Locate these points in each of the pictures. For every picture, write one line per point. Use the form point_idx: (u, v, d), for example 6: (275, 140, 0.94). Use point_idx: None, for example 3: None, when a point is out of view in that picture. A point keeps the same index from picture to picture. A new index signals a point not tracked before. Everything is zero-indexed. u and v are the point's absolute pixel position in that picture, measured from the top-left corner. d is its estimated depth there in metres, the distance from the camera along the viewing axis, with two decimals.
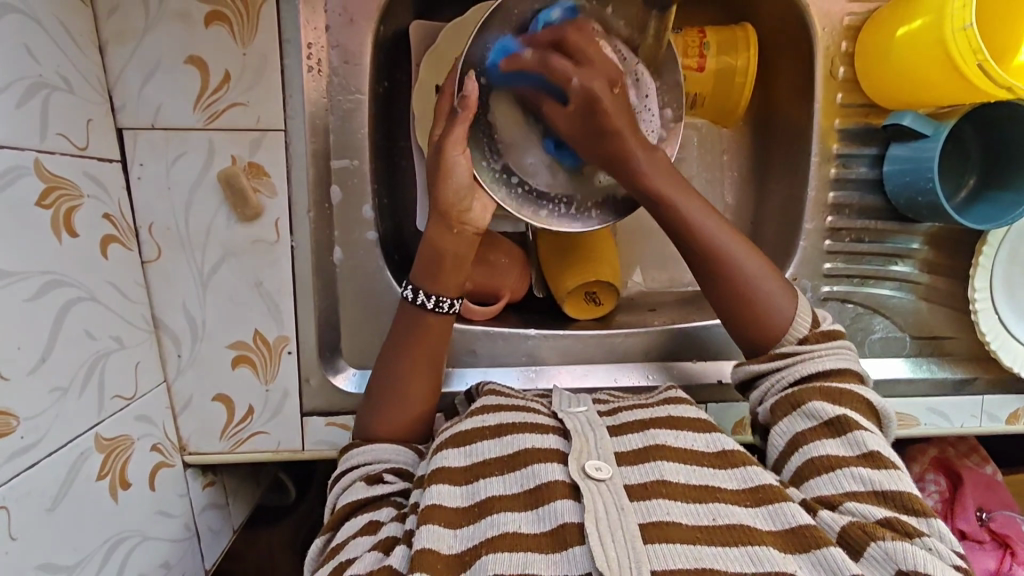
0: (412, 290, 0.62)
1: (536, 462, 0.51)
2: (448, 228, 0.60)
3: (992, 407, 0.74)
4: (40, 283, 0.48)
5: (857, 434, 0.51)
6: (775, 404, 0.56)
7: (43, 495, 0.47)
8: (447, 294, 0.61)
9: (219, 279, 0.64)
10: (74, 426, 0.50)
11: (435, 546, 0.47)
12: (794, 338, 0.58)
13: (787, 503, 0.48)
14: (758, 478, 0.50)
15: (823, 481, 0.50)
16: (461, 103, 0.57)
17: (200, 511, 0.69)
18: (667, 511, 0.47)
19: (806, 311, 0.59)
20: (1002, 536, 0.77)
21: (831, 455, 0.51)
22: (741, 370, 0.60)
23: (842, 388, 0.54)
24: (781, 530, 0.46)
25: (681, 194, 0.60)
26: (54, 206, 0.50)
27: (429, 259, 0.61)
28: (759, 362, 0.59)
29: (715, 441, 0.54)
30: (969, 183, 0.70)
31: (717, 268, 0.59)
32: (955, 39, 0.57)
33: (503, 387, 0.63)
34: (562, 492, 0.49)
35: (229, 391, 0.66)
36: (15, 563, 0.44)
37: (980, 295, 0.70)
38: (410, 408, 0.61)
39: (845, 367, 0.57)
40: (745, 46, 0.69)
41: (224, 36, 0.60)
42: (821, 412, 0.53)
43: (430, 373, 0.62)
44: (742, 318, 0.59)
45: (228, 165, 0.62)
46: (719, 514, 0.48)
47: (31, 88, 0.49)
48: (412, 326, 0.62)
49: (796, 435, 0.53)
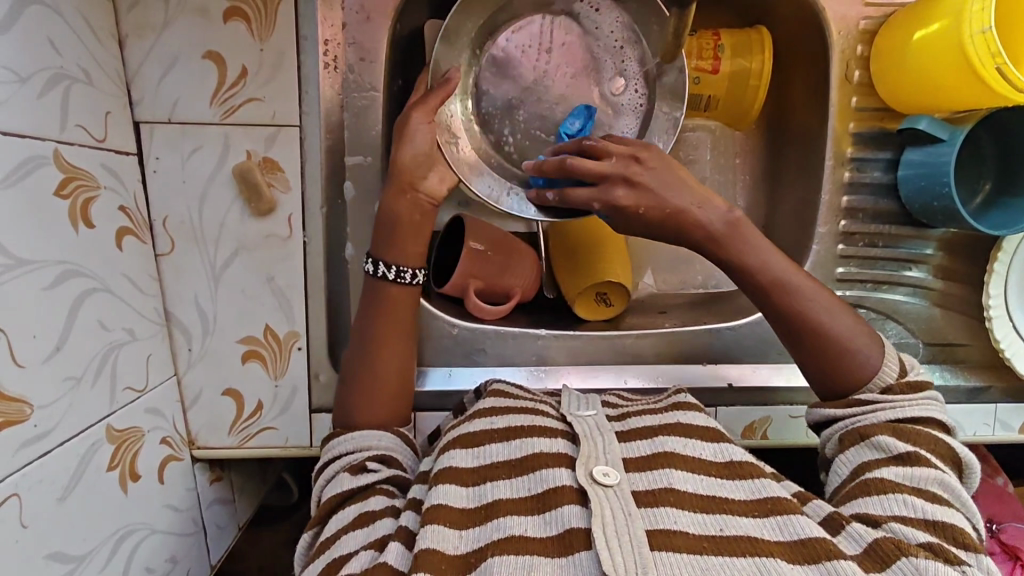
0: (372, 263, 0.62)
1: (545, 467, 0.51)
2: (402, 194, 0.61)
3: (1006, 415, 0.73)
4: (56, 272, 0.48)
5: (925, 471, 0.51)
6: (844, 437, 0.56)
7: (55, 484, 0.47)
8: (410, 264, 0.62)
9: (231, 273, 0.64)
10: (87, 416, 0.51)
11: (438, 547, 0.46)
12: (879, 385, 0.58)
13: (797, 517, 0.47)
14: (767, 491, 0.50)
15: (871, 501, 0.50)
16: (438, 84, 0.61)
17: (207, 506, 0.69)
18: (674, 518, 0.47)
19: (895, 360, 0.58)
20: (1012, 547, 0.76)
21: (891, 480, 0.50)
22: (815, 413, 0.59)
23: (918, 429, 0.54)
24: (789, 542, 0.45)
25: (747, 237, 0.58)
26: (72, 195, 0.51)
27: (385, 229, 0.62)
28: (836, 405, 0.58)
29: (724, 451, 0.54)
30: (984, 188, 0.69)
31: (805, 322, 0.59)
32: (973, 43, 0.57)
33: (509, 386, 0.63)
34: (569, 498, 0.48)
35: (238, 385, 0.66)
36: (25, 552, 0.44)
37: (995, 301, 0.69)
38: (380, 385, 0.61)
39: (921, 415, 0.55)
40: (760, 49, 0.69)
41: (242, 32, 0.60)
42: (892, 446, 0.53)
43: (397, 347, 0.62)
44: (826, 371, 0.59)
45: (243, 160, 0.62)
46: (726, 524, 0.47)
47: (52, 79, 0.49)
48: (372, 301, 0.62)
49: (861, 464, 0.54)
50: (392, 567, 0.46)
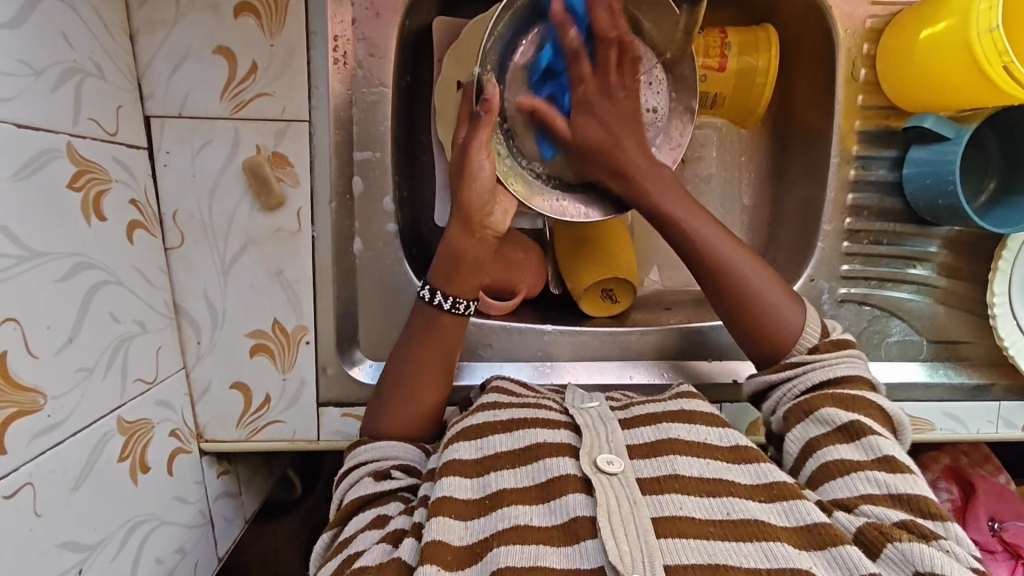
0: (429, 291, 0.61)
1: (547, 456, 0.52)
2: (467, 234, 0.60)
3: (1009, 413, 0.73)
4: (68, 264, 0.48)
5: (870, 438, 0.51)
6: (788, 412, 0.56)
7: (68, 474, 0.47)
8: (462, 295, 0.61)
9: (240, 267, 0.64)
10: (99, 407, 0.51)
11: (444, 538, 0.47)
12: (805, 347, 0.59)
13: (802, 502, 0.48)
14: (771, 476, 0.50)
15: (838, 485, 0.50)
16: (483, 107, 0.56)
17: (215, 499, 0.69)
18: (679, 505, 0.47)
19: (817, 322, 0.60)
20: (1014, 545, 0.76)
21: (847, 459, 0.51)
22: (754, 382, 0.60)
23: (854, 394, 0.55)
24: (794, 527, 0.46)
25: (684, 203, 0.61)
26: (84, 188, 0.51)
27: (447, 260, 0.61)
28: (773, 371, 0.59)
29: (728, 436, 0.54)
30: (988, 187, 0.70)
31: (722, 282, 0.60)
32: (981, 41, 0.57)
33: (509, 382, 0.63)
34: (574, 486, 0.49)
35: (247, 379, 0.66)
36: (39, 540, 0.44)
37: (999, 300, 0.69)
38: (419, 408, 0.62)
39: (845, 374, 0.56)
40: (767, 47, 0.69)
41: (253, 27, 0.60)
42: (835, 418, 0.53)
43: (437, 371, 0.62)
44: (754, 334, 0.60)
45: (253, 154, 0.62)
46: (732, 508, 0.47)
47: (66, 72, 0.49)
48: (424, 326, 0.62)
49: (809, 441, 0.54)
50: (405, 563, 0.47)
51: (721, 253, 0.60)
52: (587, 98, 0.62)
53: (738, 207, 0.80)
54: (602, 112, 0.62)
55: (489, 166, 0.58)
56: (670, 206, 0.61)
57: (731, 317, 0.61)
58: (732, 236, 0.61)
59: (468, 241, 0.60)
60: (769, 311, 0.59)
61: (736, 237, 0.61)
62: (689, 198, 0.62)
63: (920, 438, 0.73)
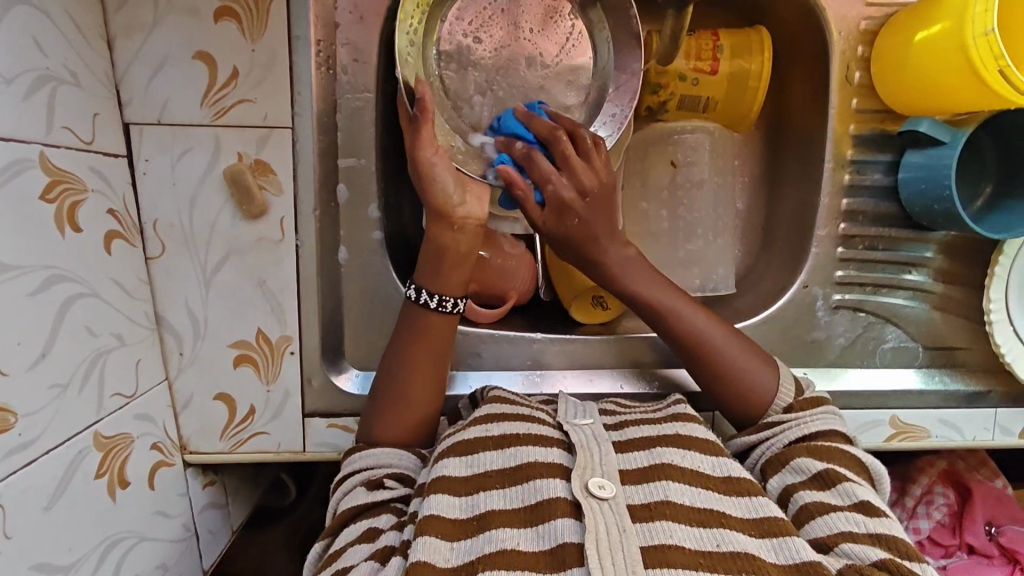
0: (415, 289, 0.61)
1: (538, 477, 0.50)
2: (448, 229, 0.59)
3: (1005, 420, 0.72)
4: (42, 277, 0.47)
5: (845, 485, 0.51)
6: (765, 467, 0.56)
7: (41, 494, 0.46)
8: (449, 293, 0.60)
9: (222, 277, 0.63)
10: (74, 424, 0.50)
11: (430, 559, 0.45)
12: (779, 407, 0.60)
13: (794, 539, 0.47)
14: (765, 510, 0.49)
15: (818, 524, 0.49)
16: (417, 106, 0.55)
17: (199, 511, 0.68)
18: (669, 533, 0.46)
19: (788, 380, 0.61)
20: (1011, 551, 0.75)
21: (822, 502, 0.50)
22: (732, 444, 0.60)
23: (827, 445, 0.55)
24: (786, 565, 0.45)
25: (651, 284, 0.62)
26: (58, 199, 0.50)
27: (431, 258, 0.60)
28: (750, 432, 0.59)
29: (723, 465, 0.53)
30: (985, 191, 0.69)
31: (693, 349, 0.62)
32: (976, 45, 0.56)
33: (507, 393, 0.62)
34: (563, 510, 0.48)
35: (230, 390, 0.65)
36: (9, 563, 0.43)
37: (996, 306, 0.68)
38: (415, 410, 0.60)
39: (818, 429, 0.57)
40: (759, 51, 0.69)
41: (233, 32, 0.59)
42: (808, 466, 0.53)
43: (431, 373, 0.61)
44: (728, 392, 0.61)
45: (234, 162, 0.61)
46: (723, 540, 0.46)
47: (38, 80, 0.48)
48: (414, 326, 0.61)
49: (786, 488, 0.53)
50: None
51: (696, 327, 0.62)
52: (560, 197, 0.58)
53: (731, 211, 0.79)
54: (580, 211, 0.59)
55: (442, 165, 0.57)
56: (651, 293, 0.62)
57: (707, 379, 0.62)
58: (699, 304, 0.63)
59: (452, 237, 0.59)
60: (740, 370, 0.61)
61: (701, 304, 0.63)
62: (670, 285, 0.63)
63: (914, 445, 0.72)
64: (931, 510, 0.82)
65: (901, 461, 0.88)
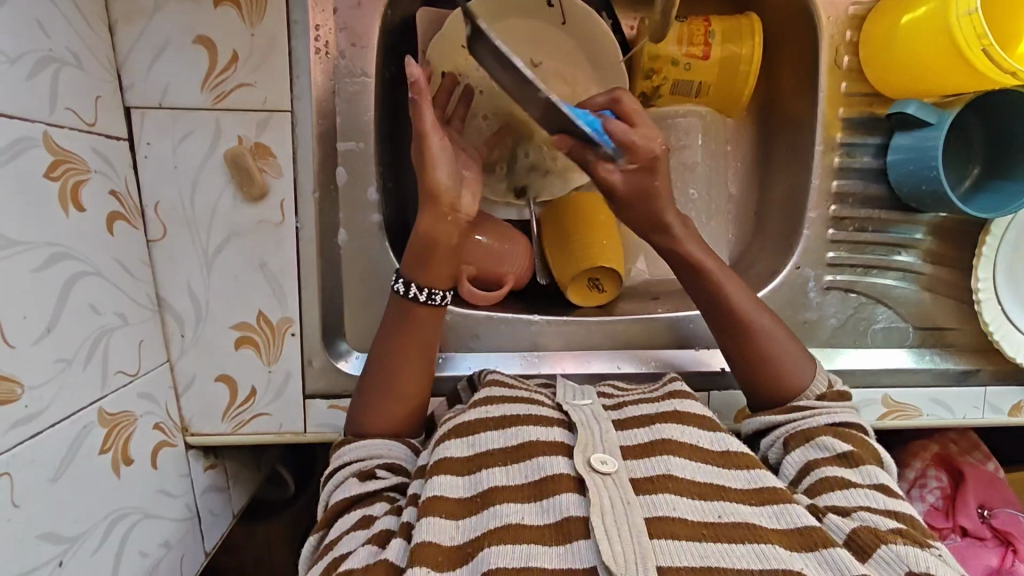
0: (402, 283, 0.61)
1: (541, 455, 0.52)
2: (438, 218, 0.58)
3: (994, 398, 0.74)
4: (46, 253, 0.48)
5: (868, 467, 0.52)
6: (788, 439, 0.57)
7: (47, 466, 0.47)
8: (437, 286, 0.61)
9: (223, 259, 0.64)
10: (79, 399, 0.51)
11: (435, 539, 0.46)
12: (813, 393, 0.60)
13: (793, 505, 0.48)
14: (764, 480, 0.51)
15: (836, 494, 0.51)
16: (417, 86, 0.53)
17: (201, 493, 0.69)
18: (672, 507, 0.48)
19: (823, 375, 0.62)
20: (1003, 533, 0.78)
21: (843, 477, 0.52)
22: (754, 423, 0.60)
23: (855, 432, 0.56)
24: (786, 530, 0.46)
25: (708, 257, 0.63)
26: (62, 178, 0.51)
27: (421, 250, 0.60)
28: (776, 412, 0.59)
29: (720, 440, 0.54)
30: (972, 172, 0.70)
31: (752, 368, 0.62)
32: (960, 25, 0.57)
33: (505, 377, 0.63)
34: (567, 487, 0.49)
35: (231, 371, 0.66)
36: (17, 530, 0.44)
37: (983, 285, 0.70)
38: (400, 400, 0.61)
39: (848, 418, 0.57)
40: (750, 35, 0.70)
41: (233, 17, 0.60)
42: (835, 445, 0.54)
43: (419, 365, 0.63)
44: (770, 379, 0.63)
45: (235, 145, 0.62)
46: (724, 512, 0.48)
47: (42, 61, 0.49)
48: (402, 319, 0.62)
49: (808, 462, 0.55)
50: (392, 564, 0.47)
51: (761, 320, 0.62)
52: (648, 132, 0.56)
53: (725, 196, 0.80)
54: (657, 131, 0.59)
55: (444, 149, 0.56)
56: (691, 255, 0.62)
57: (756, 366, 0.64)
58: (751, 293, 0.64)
59: (446, 228, 0.58)
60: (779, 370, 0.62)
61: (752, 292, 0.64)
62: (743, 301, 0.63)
63: (906, 424, 0.73)
64: (924, 493, 0.83)
65: (895, 443, 0.90)
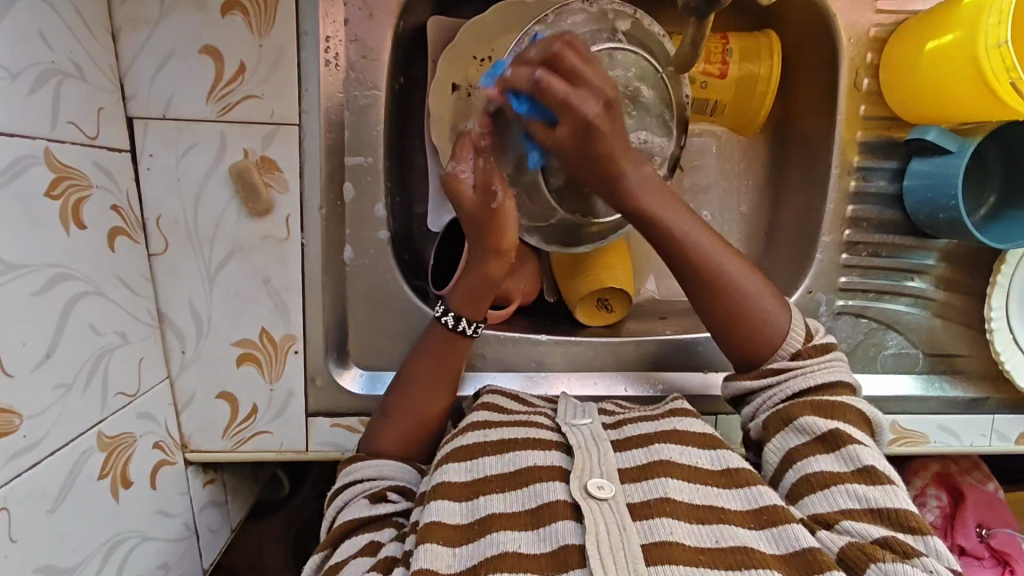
0: (454, 317, 0.62)
1: (537, 482, 0.51)
2: (492, 262, 0.61)
3: (1003, 426, 0.73)
4: (46, 276, 0.46)
5: (850, 448, 0.51)
6: (767, 422, 0.56)
7: (45, 496, 0.45)
8: (479, 318, 0.63)
9: (226, 274, 0.62)
10: (77, 424, 0.49)
11: (431, 567, 0.46)
12: (787, 352, 0.58)
13: (791, 526, 0.47)
14: (764, 499, 0.49)
15: (818, 499, 0.50)
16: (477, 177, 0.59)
17: (199, 509, 0.68)
18: (670, 530, 0.47)
19: (801, 324, 0.59)
20: (1001, 553, 0.78)
21: (827, 472, 0.51)
22: (732, 386, 0.60)
23: (836, 401, 0.54)
24: (784, 555, 0.46)
25: (665, 203, 0.57)
26: (63, 196, 0.49)
27: (475, 287, 0.62)
28: (751, 378, 0.58)
29: (720, 458, 0.53)
30: (988, 201, 0.69)
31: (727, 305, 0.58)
32: (988, 56, 0.56)
33: (503, 400, 0.62)
34: (563, 513, 0.48)
35: (232, 388, 0.65)
36: (14, 565, 0.42)
37: (996, 314, 0.69)
38: (424, 424, 0.62)
39: (829, 379, 0.56)
40: (768, 55, 0.69)
41: (241, 26, 0.58)
42: (814, 427, 0.53)
43: (446, 393, 0.63)
44: (724, 316, 0.59)
45: (240, 159, 0.60)
46: (722, 536, 0.47)
47: (43, 74, 0.47)
48: (444, 348, 0.63)
49: (787, 452, 0.53)
50: None
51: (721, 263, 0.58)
52: (584, 114, 0.51)
53: (736, 215, 0.79)
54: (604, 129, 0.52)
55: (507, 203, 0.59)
56: (664, 217, 0.57)
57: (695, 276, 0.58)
58: (699, 219, 0.59)
59: (499, 267, 0.61)
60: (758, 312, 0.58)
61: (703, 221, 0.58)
62: (695, 220, 0.58)
63: (913, 451, 0.72)
64: (923, 513, 0.83)
65: (896, 463, 0.89)
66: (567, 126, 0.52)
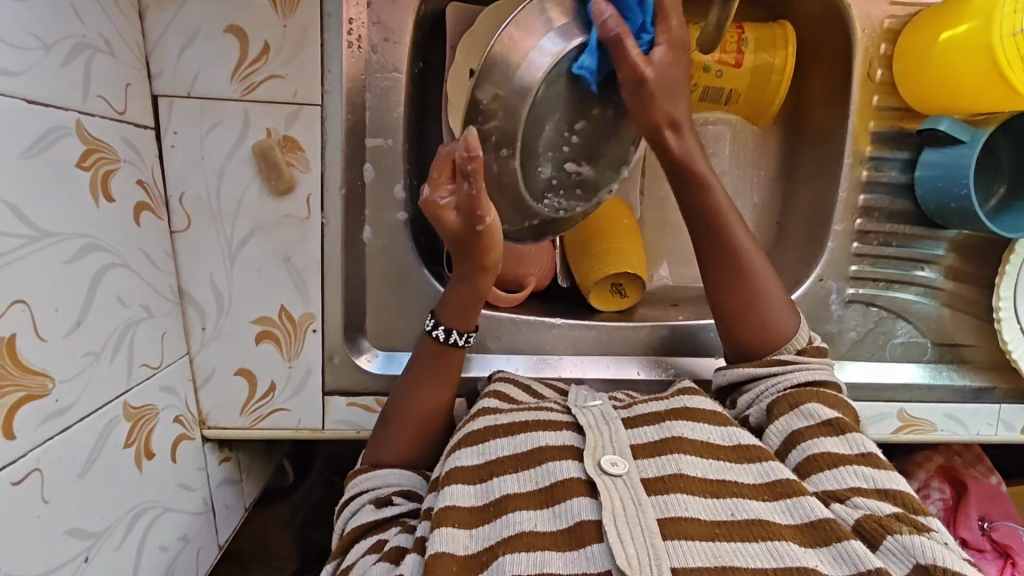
0: (443, 330, 0.62)
1: (548, 461, 0.52)
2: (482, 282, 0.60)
3: (1009, 416, 0.74)
4: (77, 245, 0.47)
5: (855, 434, 0.52)
6: (771, 404, 0.57)
7: (75, 461, 0.46)
8: (469, 329, 0.63)
9: (247, 252, 0.63)
10: (105, 392, 0.50)
11: (449, 549, 0.47)
12: (794, 347, 0.60)
13: (807, 498, 0.48)
14: (776, 473, 0.50)
15: (827, 476, 0.50)
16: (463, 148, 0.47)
17: (216, 485, 0.68)
18: (684, 506, 0.47)
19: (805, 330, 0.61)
20: (1002, 545, 0.78)
21: (836, 452, 0.51)
22: (733, 372, 0.61)
23: (837, 396, 0.56)
24: (799, 525, 0.47)
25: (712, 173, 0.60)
26: (93, 168, 0.50)
27: (464, 303, 0.61)
28: (757, 365, 0.59)
29: (732, 435, 0.54)
30: (998, 191, 0.70)
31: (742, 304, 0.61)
32: (1003, 45, 0.57)
33: (507, 388, 0.63)
34: (578, 490, 0.49)
35: (251, 365, 0.66)
36: (46, 526, 0.43)
37: (1005, 304, 0.70)
38: (421, 435, 0.62)
39: (827, 379, 0.58)
40: (783, 44, 0.70)
41: (265, 7, 0.59)
42: (818, 412, 0.54)
43: (442, 402, 0.63)
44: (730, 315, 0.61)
45: (263, 138, 0.61)
46: (737, 509, 0.48)
47: (76, 48, 0.48)
48: (435, 360, 0.63)
49: (792, 433, 0.54)
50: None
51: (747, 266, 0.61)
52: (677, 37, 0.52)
53: (749, 205, 0.80)
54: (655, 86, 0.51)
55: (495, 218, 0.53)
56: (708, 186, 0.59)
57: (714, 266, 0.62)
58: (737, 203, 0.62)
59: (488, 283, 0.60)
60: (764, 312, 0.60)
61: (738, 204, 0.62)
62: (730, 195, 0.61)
63: (919, 439, 0.73)
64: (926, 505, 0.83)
65: (900, 455, 0.90)
66: (663, 46, 0.52)
